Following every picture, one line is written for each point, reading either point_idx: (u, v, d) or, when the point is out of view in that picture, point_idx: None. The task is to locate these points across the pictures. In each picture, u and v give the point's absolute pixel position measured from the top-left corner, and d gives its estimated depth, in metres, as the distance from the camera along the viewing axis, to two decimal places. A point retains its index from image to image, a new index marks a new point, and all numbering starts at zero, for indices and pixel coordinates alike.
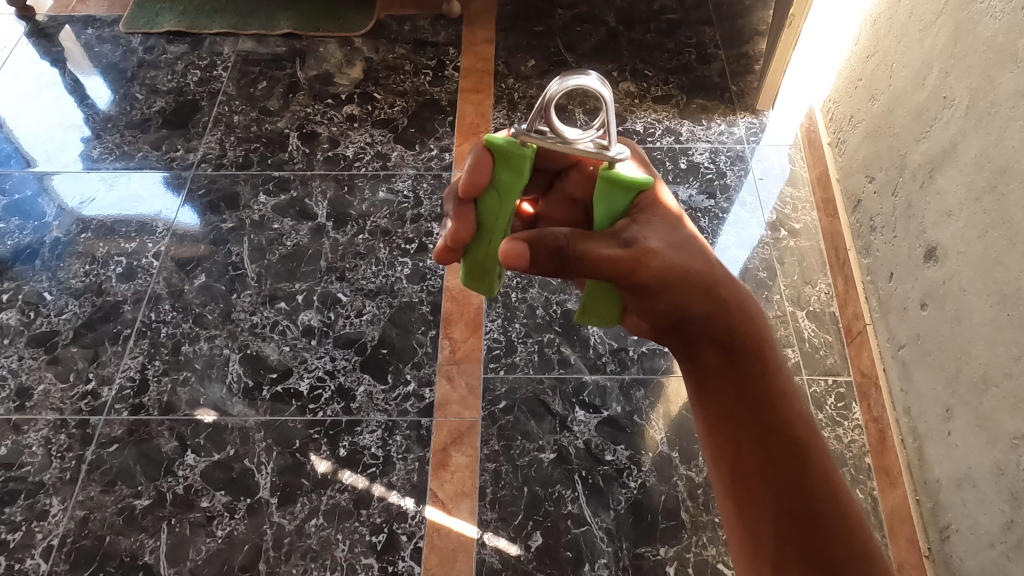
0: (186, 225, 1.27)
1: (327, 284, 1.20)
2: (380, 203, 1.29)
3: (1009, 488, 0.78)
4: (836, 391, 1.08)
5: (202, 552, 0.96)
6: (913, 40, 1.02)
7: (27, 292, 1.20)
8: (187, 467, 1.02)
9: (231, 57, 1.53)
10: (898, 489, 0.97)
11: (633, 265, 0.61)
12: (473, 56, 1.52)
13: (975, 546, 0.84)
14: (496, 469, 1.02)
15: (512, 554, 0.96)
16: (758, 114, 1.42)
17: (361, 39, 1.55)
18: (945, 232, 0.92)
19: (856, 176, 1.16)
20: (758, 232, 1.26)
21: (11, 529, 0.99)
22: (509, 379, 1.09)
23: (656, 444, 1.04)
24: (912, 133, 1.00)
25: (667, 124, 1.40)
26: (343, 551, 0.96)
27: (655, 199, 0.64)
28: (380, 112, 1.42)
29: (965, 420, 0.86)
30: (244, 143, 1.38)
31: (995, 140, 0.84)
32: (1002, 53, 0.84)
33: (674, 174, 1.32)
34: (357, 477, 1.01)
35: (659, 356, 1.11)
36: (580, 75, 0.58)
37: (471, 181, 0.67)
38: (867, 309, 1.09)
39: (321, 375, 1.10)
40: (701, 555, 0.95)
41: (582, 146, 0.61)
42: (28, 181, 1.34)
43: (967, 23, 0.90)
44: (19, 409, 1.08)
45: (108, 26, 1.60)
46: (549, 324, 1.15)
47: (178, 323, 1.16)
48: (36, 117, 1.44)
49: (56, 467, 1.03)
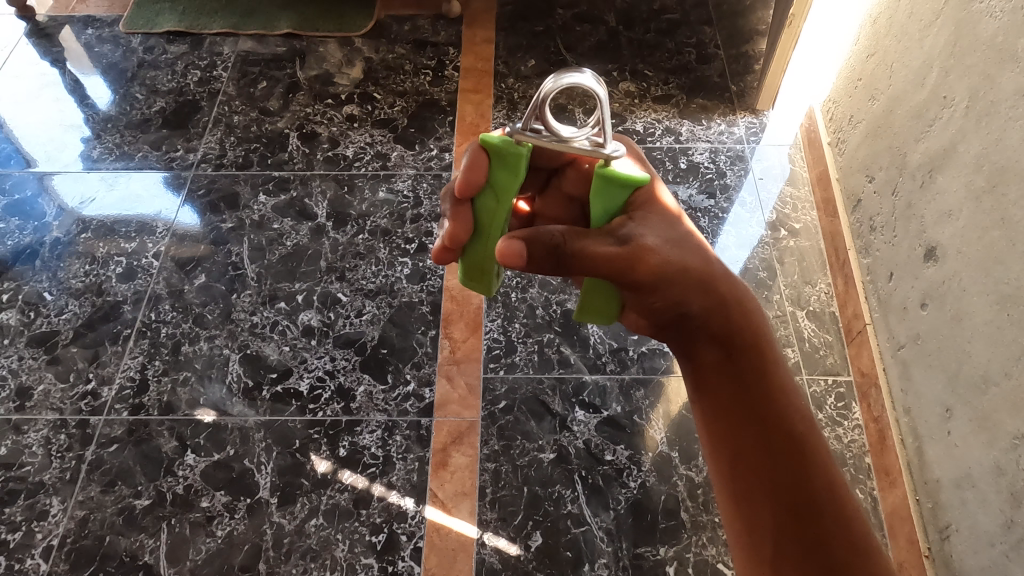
0: (186, 225, 1.27)
1: (327, 284, 1.20)
2: (380, 202, 1.29)
3: (1009, 488, 0.78)
4: (836, 391, 1.08)
5: (202, 552, 0.96)
6: (913, 40, 1.02)
7: (27, 292, 1.20)
8: (187, 467, 1.02)
9: (231, 57, 1.53)
10: (899, 489, 0.97)
11: (630, 262, 0.60)
12: (473, 56, 1.52)
13: (974, 546, 0.83)
14: (496, 469, 1.02)
15: (512, 554, 0.96)
16: (758, 114, 1.42)
17: (361, 39, 1.55)
18: (945, 231, 0.92)
19: (856, 175, 1.16)
20: (758, 232, 1.26)
21: (11, 529, 0.99)
22: (509, 379, 1.09)
23: (656, 444, 1.04)
24: (911, 133, 1.00)
25: (667, 124, 1.40)
26: (343, 551, 0.96)
27: (652, 196, 0.64)
28: (380, 112, 1.42)
29: (964, 419, 0.86)
30: (244, 143, 1.38)
31: (995, 140, 0.84)
32: (1002, 53, 0.84)
33: (674, 174, 1.32)
34: (357, 477, 1.01)
35: (659, 356, 1.11)
36: (575, 73, 0.58)
37: (466, 181, 0.66)
38: (867, 309, 1.09)
39: (321, 375, 1.10)
40: (701, 555, 0.95)
41: (578, 144, 0.61)
42: (27, 181, 1.34)
43: (967, 23, 0.90)
44: (19, 409, 1.08)
45: (107, 26, 1.60)
46: (548, 324, 1.15)
47: (178, 323, 1.16)
48: (36, 117, 1.44)
49: (56, 467, 1.03)
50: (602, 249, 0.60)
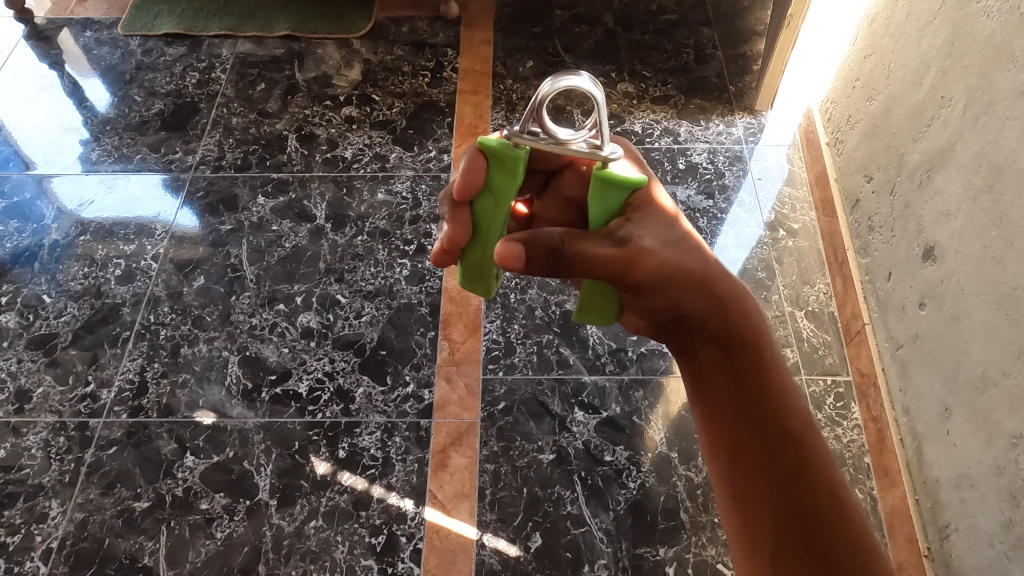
0: (185, 227, 1.27)
1: (326, 285, 1.20)
2: (379, 204, 1.29)
3: (1008, 488, 0.78)
4: (835, 390, 1.08)
5: (202, 554, 0.96)
6: (911, 39, 1.02)
7: (26, 295, 1.20)
8: (186, 469, 1.02)
9: (230, 59, 1.53)
10: (898, 489, 0.97)
11: (628, 264, 0.60)
12: (471, 58, 1.52)
13: (974, 546, 0.84)
14: (496, 470, 1.02)
15: (512, 555, 0.96)
16: (756, 114, 1.42)
17: (359, 41, 1.56)
18: (944, 231, 0.92)
19: (854, 175, 1.16)
20: (757, 232, 1.26)
21: (11, 532, 0.99)
22: (508, 380, 1.09)
23: (655, 445, 1.04)
24: (909, 132, 1.01)
25: (666, 125, 1.40)
26: (343, 553, 0.96)
27: (650, 197, 0.64)
28: (379, 113, 1.43)
29: (963, 419, 0.86)
30: (243, 145, 1.38)
31: (992, 140, 0.84)
32: (999, 53, 0.84)
33: (673, 174, 1.32)
34: (356, 479, 1.01)
35: (659, 356, 1.12)
36: (572, 76, 0.58)
37: (464, 184, 0.67)
38: (865, 308, 1.09)
39: (320, 376, 1.10)
40: (701, 555, 0.96)
41: (575, 146, 0.61)
42: (26, 184, 1.34)
43: (964, 23, 0.90)
44: (18, 412, 1.08)
45: (106, 28, 1.60)
46: (548, 325, 1.15)
47: (177, 325, 1.16)
48: (35, 119, 1.44)
49: (56, 469, 1.03)
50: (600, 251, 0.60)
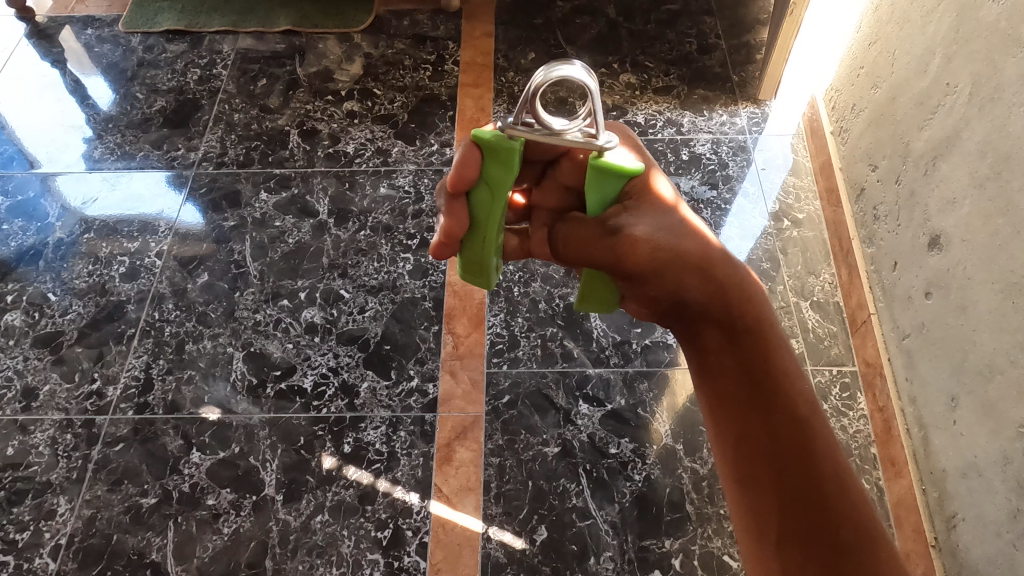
0: (187, 223, 1.27)
1: (329, 280, 1.20)
2: (382, 198, 1.29)
3: (1015, 478, 0.77)
4: (841, 380, 1.08)
5: (209, 549, 0.97)
6: (914, 26, 1.01)
7: (32, 293, 1.20)
8: (192, 465, 1.03)
9: (231, 55, 1.53)
10: (904, 479, 0.96)
11: (619, 252, 0.61)
12: (472, 50, 1.51)
13: (981, 535, 0.83)
14: (501, 464, 1.02)
15: (517, 547, 0.96)
16: (759, 104, 1.41)
17: (360, 35, 1.55)
18: (949, 219, 0.91)
19: (859, 164, 1.15)
20: (760, 222, 1.25)
21: (20, 528, 0.99)
22: (512, 374, 1.09)
23: (660, 437, 1.03)
24: (914, 120, 1.00)
25: (668, 116, 1.39)
26: (349, 547, 0.97)
27: (646, 186, 0.65)
28: (381, 108, 1.42)
29: (971, 409, 0.85)
30: (245, 141, 1.38)
31: (997, 128, 0.83)
32: (1006, 37, 0.83)
33: (675, 165, 1.32)
34: (362, 474, 1.01)
35: (663, 348, 1.11)
36: (565, 65, 0.58)
37: (459, 177, 0.67)
38: (871, 299, 1.09)
39: (325, 371, 1.10)
40: (706, 547, 0.96)
41: (571, 136, 0.62)
42: (30, 183, 1.34)
43: (970, 8, 0.89)
44: (25, 409, 1.09)
45: (107, 26, 1.60)
46: (552, 318, 1.14)
47: (181, 322, 1.16)
48: (38, 118, 1.44)
49: (63, 467, 1.04)
50: (591, 233, 0.63)
